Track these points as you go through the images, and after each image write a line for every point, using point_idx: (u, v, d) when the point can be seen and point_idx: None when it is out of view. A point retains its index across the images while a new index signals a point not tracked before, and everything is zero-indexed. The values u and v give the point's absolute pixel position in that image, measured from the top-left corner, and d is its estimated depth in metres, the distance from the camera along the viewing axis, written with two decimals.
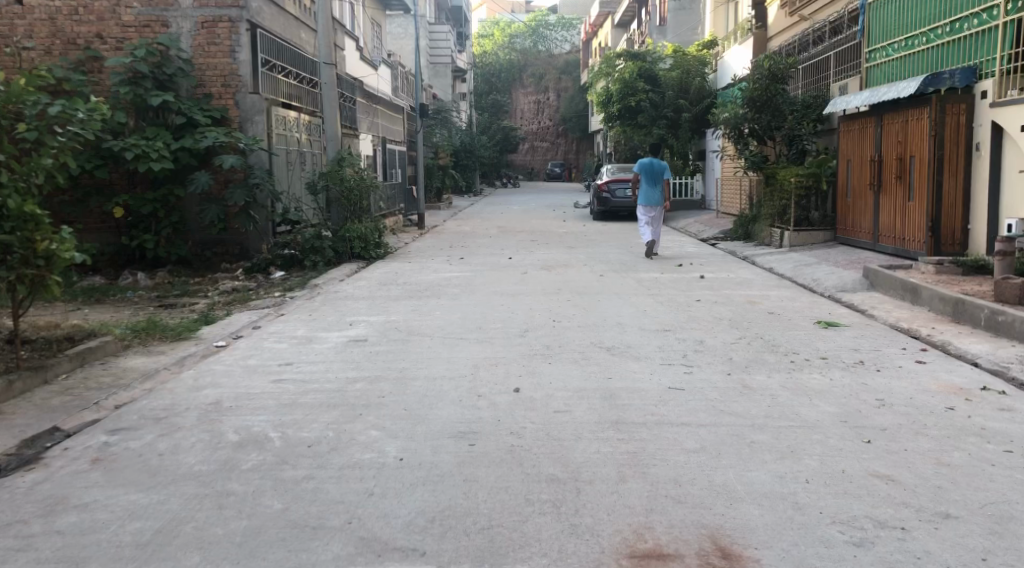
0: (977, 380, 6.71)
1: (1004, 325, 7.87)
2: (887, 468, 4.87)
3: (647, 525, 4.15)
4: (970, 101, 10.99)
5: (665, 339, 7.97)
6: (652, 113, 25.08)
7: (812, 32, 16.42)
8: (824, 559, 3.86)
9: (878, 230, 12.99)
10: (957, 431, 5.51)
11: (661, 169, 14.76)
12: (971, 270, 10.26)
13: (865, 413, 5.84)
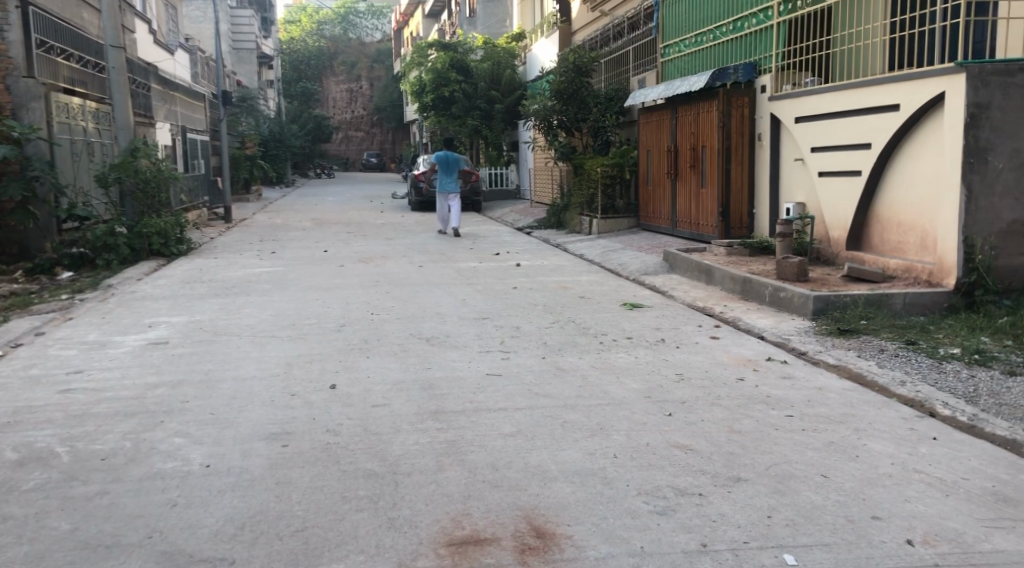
0: (764, 351, 7.31)
1: (785, 300, 8.59)
2: (687, 438, 5.22)
3: (465, 512, 4.25)
4: (752, 95, 11.91)
5: (482, 327, 8.12)
6: (465, 105, 25.13)
7: (612, 27, 17.19)
8: (630, 529, 4.09)
9: (676, 217, 13.77)
10: (747, 400, 5.99)
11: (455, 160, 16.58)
12: (756, 251, 11.11)
13: (667, 388, 6.22)
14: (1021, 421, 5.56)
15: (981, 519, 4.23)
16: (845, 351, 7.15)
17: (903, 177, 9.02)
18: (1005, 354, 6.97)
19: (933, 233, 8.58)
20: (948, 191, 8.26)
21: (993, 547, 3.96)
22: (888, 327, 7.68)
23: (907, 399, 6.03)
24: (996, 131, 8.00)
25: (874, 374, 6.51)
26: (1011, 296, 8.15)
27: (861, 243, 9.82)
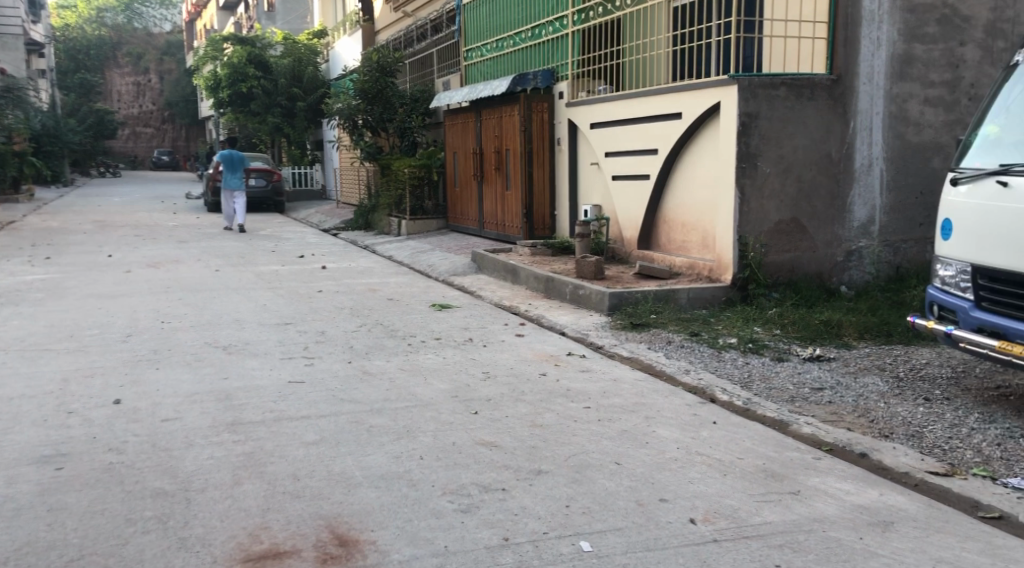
0: (565, 347, 7.60)
1: (584, 298, 8.96)
2: (491, 435, 5.35)
3: (264, 525, 4.15)
4: (551, 100, 12.30)
5: (284, 332, 7.93)
6: (265, 101, 24.42)
7: (415, 28, 17.27)
8: (434, 529, 4.15)
9: (482, 218, 14.02)
10: (549, 394, 6.21)
11: (241, 158, 16.77)
12: (558, 251, 11.51)
13: (473, 387, 6.34)
14: (787, 403, 6.12)
15: (753, 494, 4.62)
16: (638, 343, 7.57)
17: (686, 181, 9.64)
18: (774, 342, 7.64)
19: (712, 232, 9.23)
20: (724, 194, 8.90)
21: (763, 520, 4.34)
22: (675, 320, 8.21)
23: (691, 386, 6.48)
24: (765, 139, 8.73)
25: (663, 365, 6.95)
26: (779, 290, 8.92)
27: (650, 243, 10.41)
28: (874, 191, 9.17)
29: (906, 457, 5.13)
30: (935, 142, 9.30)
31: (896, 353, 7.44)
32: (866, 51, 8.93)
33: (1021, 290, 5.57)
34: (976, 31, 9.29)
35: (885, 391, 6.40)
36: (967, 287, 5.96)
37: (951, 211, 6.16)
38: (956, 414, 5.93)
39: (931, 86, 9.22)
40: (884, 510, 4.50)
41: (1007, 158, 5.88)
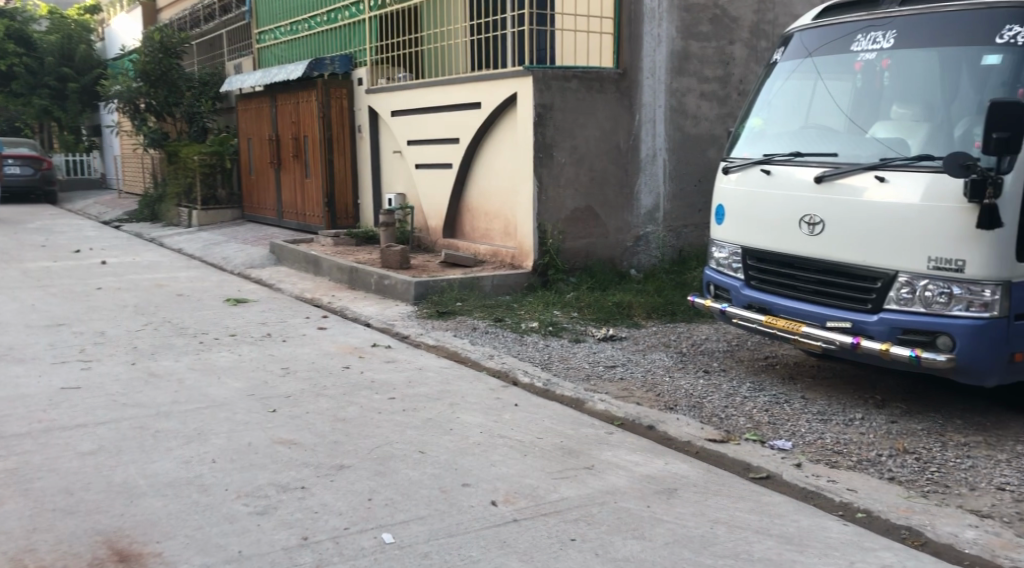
0: (368, 338, 7.55)
1: (389, 287, 8.93)
2: (290, 432, 5.24)
3: (29, 548, 3.88)
4: (350, 86, 12.13)
5: (56, 335, 7.38)
6: (29, 81, 22.42)
7: (201, 8, 16.46)
8: (226, 535, 4.02)
9: (281, 207, 13.64)
10: (352, 387, 6.16)
11: None
12: (361, 241, 11.39)
13: (271, 383, 6.19)
14: (583, 381, 6.40)
15: (551, 472, 4.81)
16: (443, 331, 7.65)
17: (487, 171, 9.81)
18: (572, 325, 7.94)
19: (513, 221, 9.44)
20: (523, 183, 9.13)
21: (560, 496, 4.52)
22: (479, 307, 8.35)
23: (494, 370, 6.64)
24: (559, 130, 9.02)
25: (467, 351, 7.06)
26: (575, 274, 9.26)
27: (454, 231, 10.51)
28: (659, 179, 9.73)
29: (689, 427, 5.50)
30: (710, 134, 10.01)
31: (681, 330, 7.95)
32: (647, 46, 9.42)
33: (784, 270, 6.10)
34: (743, 31, 10.05)
35: (671, 366, 6.83)
36: (738, 267, 6.46)
37: (723, 198, 6.62)
38: (731, 384, 6.42)
39: (706, 82, 9.88)
40: (669, 479, 4.80)
41: (770, 149, 6.37)
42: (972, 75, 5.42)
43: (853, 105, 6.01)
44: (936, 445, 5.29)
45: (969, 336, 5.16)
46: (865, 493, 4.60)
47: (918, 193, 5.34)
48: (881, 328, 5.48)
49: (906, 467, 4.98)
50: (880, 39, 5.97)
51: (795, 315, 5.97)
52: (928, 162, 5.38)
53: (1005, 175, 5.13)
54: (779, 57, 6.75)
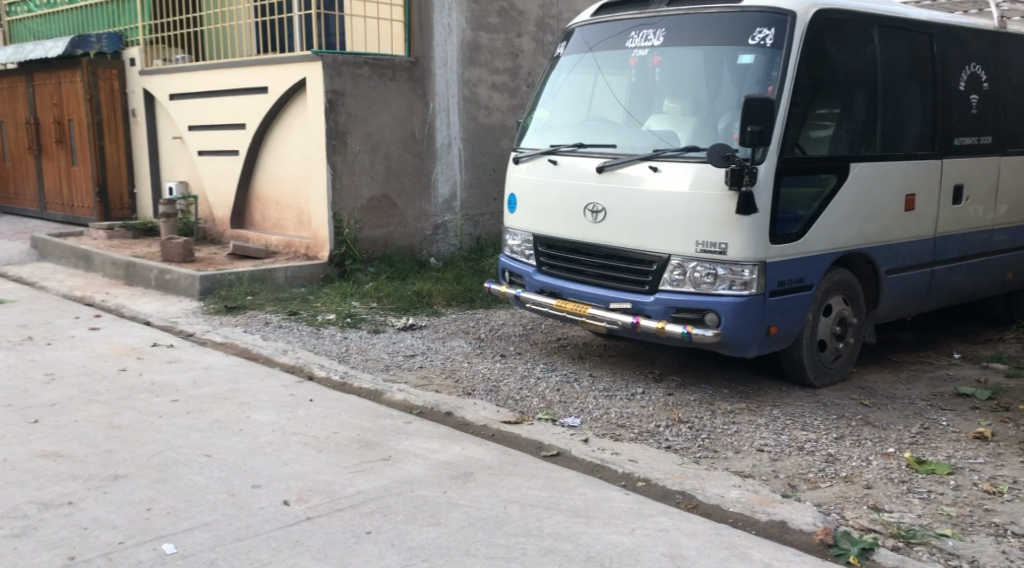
0: (147, 338, 7.18)
1: (171, 283, 8.52)
2: (54, 444, 4.91)
3: None
4: (121, 67, 11.38)
5: None
6: None
7: None
8: None
9: (44, 197, 12.62)
10: (128, 391, 5.85)
11: None
12: (140, 233, 10.77)
13: (33, 392, 5.76)
14: (381, 372, 6.41)
15: (346, 466, 4.80)
16: (232, 327, 7.39)
17: (277, 159, 9.55)
18: (371, 315, 7.93)
19: (306, 210, 9.26)
20: (315, 172, 8.97)
21: (355, 490, 4.53)
22: (272, 300, 8.14)
23: (288, 365, 6.52)
24: (352, 117, 8.93)
25: (259, 347, 6.88)
26: (373, 264, 9.21)
27: (245, 221, 10.16)
28: (455, 168, 9.86)
29: (485, 411, 5.65)
30: (502, 124, 10.27)
31: (478, 317, 8.12)
32: (438, 35, 9.50)
33: (572, 255, 6.38)
34: (530, 24, 10.36)
35: (469, 352, 6.98)
36: (530, 254, 6.69)
37: (514, 187, 6.82)
38: (526, 366, 6.66)
39: (496, 73, 10.11)
40: (465, 464, 4.92)
41: (555, 140, 6.61)
42: (732, 73, 5.84)
43: (630, 98, 6.29)
44: (707, 413, 5.74)
45: (734, 312, 5.63)
46: (644, 463, 4.91)
47: (687, 181, 5.72)
48: (658, 308, 5.86)
49: (681, 436, 5.37)
50: (651, 37, 6.33)
51: (582, 298, 6.26)
52: (694, 153, 5.74)
53: (758, 165, 5.60)
54: (562, 52, 6.99)
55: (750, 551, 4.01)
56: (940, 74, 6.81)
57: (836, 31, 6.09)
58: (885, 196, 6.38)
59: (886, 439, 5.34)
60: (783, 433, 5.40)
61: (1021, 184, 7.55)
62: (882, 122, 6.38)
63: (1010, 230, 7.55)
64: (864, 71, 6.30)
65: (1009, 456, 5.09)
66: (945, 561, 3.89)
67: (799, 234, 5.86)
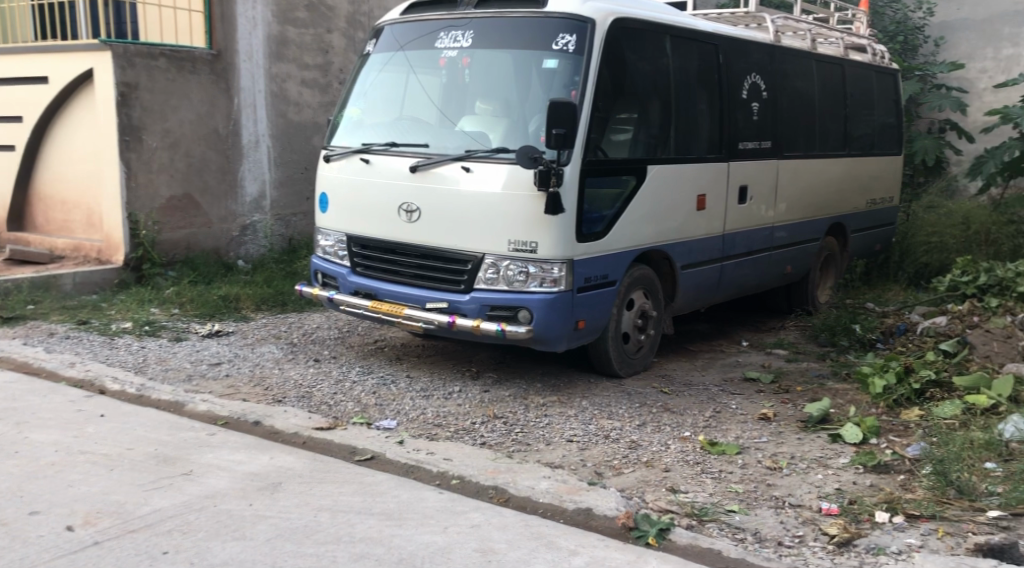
0: None
1: None
2: None
3: None
4: None
5: None
6: None
7: None
8: None
9: None
10: None
11: None
12: None
13: None
14: (182, 383, 6.13)
15: (142, 484, 4.56)
16: (10, 340, 6.84)
17: (63, 156, 8.91)
18: (172, 323, 7.56)
19: (98, 211, 8.70)
20: (106, 171, 8.44)
21: (150, 509, 4.31)
22: (58, 309, 7.60)
23: (77, 380, 6.11)
24: (147, 112, 8.45)
25: (41, 360, 6.40)
26: (175, 267, 8.76)
27: (25, 223, 9.40)
28: (263, 167, 9.57)
29: (296, 418, 5.53)
30: (313, 122, 10.07)
31: (290, 320, 7.93)
32: (242, 28, 9.20)
33: (387, 255, 6.35)
34: (340, 20, 10.21)
35: (279, 357, 6.81)
36: (343, 254, 6.59)
37: (326, 186, 6.70)
38: (341, 370, 6.56)
39: (306, 69, 9.90)
40: (273, 474, 4.79)
41: (366, 138, 6.54)
42: (540, 76, 5.99)
43: (442, 99, 6.26)
44: (520, 408, 5.88)
45: (543, 308, 5.80)
46: (458, 461, 4.96)
47: (498, 182, 5.82)
48: (473, 307, 5.92)
49: (495, 431, 5.47)
50: (460, 39, 6.34)
51: (397, 298, 6.23)
52: (504, 154, 5.86)
53: (564, 166, 5.79)
54: (371, 49, 6.90)
55: (557, 540, 4.14)
56: (725, 83, 7.29)
57: (632, 40, 6.38)
58: (679, 197, 6.76)
59: (683, 424, 5.67)
60: (591, 423, 5.61)
61: (796, 185, 8.21)
62: (676, 127, 6.75)
63: (788, 226, 8.22)
64: (658, 79, 6.64)
65: (789, 433, 5.53)
66: (733, 535, 4.18)
67: (603, 233, 6.11)
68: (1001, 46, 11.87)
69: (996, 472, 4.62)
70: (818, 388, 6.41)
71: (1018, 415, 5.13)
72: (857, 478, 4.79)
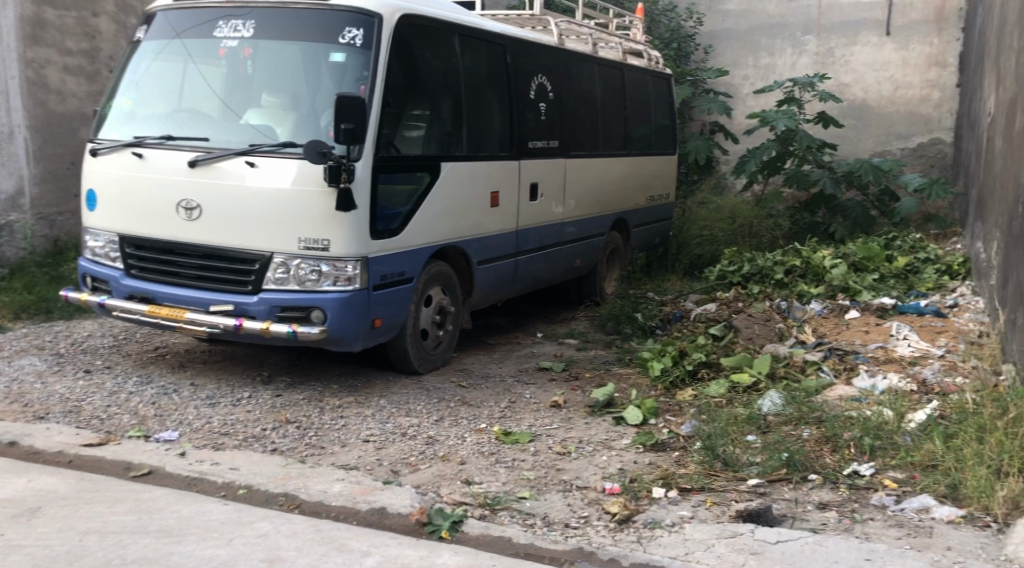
0: None
1: None
2: None
3: None
4: None
5: None
6: None
7: None
8: None
9: None
10: None
11: None
12: None
13: None
14: None
15: None
16: None
17: None
18: None
19: None
20: None
21: None
22: None
23: None
24: None
25: None
26: None
27: None
28: (20, 161, 8.77)
29: (61, 436, 5.11)
30: (79, 112, 9.34)
31: (56, 329, 7.33)
32: None
33: (165, 256, 5.99)
34: (107, 4, 9.54)
35: (43, 370, 6.27)
36: (116, 256, 6.17)
37: (93, 182, 6.23)
38: (116, 381, 6.14)
39: (68, 55, 9.17)
40: (31, 498, 4.40)
41: (140, 131, 6.14)
42: (329, 70, 5.85)
43: (224, 91, 5.98)
44: (314, 411, 5.74)
45: (336, 308, 5.69)
46: (245, 470, 4.78)
47: (287, 179, 5.65)
48: (261, 308, 5.71)
49: (287, 436, 5.32)
50: (240, 28, 6.06)
51: (178, 302, 5.91)
52: (292, 149, 5.70)
53: (355, 162, 5.71)
54: (142, 36, 6.47)
55: (349, 542, 4.08)
56: (513, 83, 7.46)
57: (421, 37, 6.39)
58: (472, 194, 6.84)
59: (479, 416, 5.75)
60: (387, 422, 5.58)
61: (583, 182, 8.54)
62: (467, 125, 6.82)
63: (576, 222, 8.53)
64: (448, 77, 6.69)
65: (578, 419, 5.75)
66: (523, 521, 4.29)
67: (397, 230, 6.07)
68: (761, 55, 12.95)
69: (756, 443, 5.03)
70: (604, 374, 6.71)
71: (775, 390, 5.62)
72: (638, 457, 5.05)
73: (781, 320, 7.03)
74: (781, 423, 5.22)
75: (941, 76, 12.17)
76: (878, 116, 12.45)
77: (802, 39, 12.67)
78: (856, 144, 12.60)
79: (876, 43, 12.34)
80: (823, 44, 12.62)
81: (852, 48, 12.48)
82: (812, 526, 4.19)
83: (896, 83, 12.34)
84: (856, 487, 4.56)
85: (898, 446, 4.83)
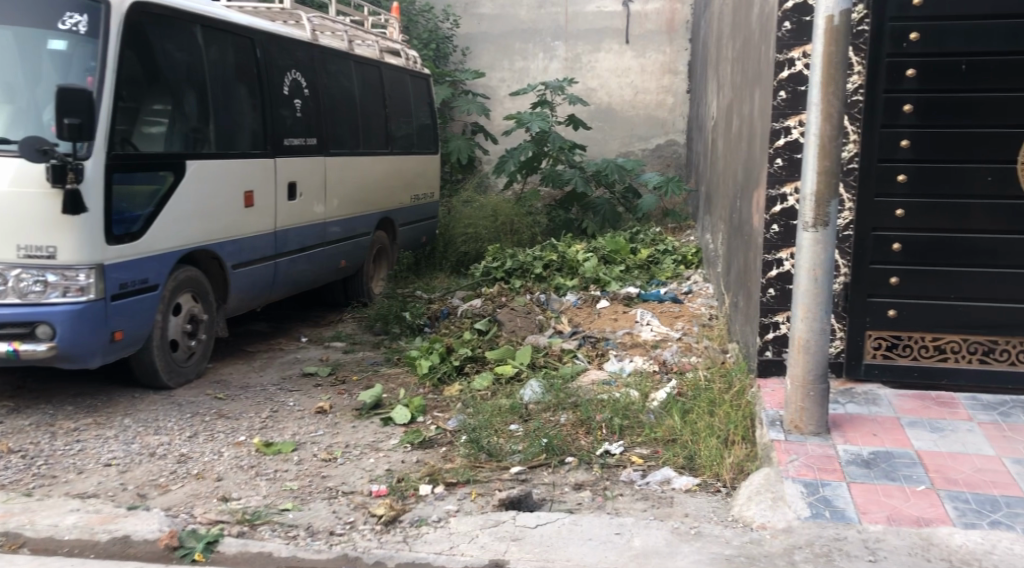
0: None
1: None
2: None
3: None
4: None
5: None
6: None
7: None
8: None
9: None
10: None
11: None
12: None
13: None
14: None
15: None
16: None
17: None
18: None
19: None
20: None
21: None
22: None
23: None
24: None
25: None
26: None
27: None
28: None
29: None
30: None
31: None
32: None
33: None
34: None
35: None
36: None
37: None
38: None
39: None
40: None
41: None
42: (51, 61, 5.35)
43: None
44: (44, 437, 5.24)
45: (68, 322, 5.22)
46: None
47: (5, 180, 5.14)
48: None
49: (9, 468, 4.81)
50: None
51: None
52: (4, 146, 5.22)
53: (83, 161, 5.26)
54: None
55: None
56: (265, 80, 7.19)
57: (160, 27, 5.99)
58: (223, 194, 6.52)
59: (237, 428, 5.49)
60: (132, 442, 5.20)
61: (344, 183, 8.39)
62: (214, 122, 6.49)
63: (339, 222, 8.37)
64: (192, 71, 6.33)
65: (344, 423, 5.64)
66: (285, 534, 4.15)
67: (138, 233, 5.67)
68: (515, 59, 13.35)
69: (518, 432, 5.18)
70: (371, 375, 6.64)
71: (535, 380, 5.81)
72: (405, 456, 5.04)
73: (540, 312, 7.27)
74: (540, 411, 5.41)
75: (673, 82, 13.16)
76: (622, 119, 13.22)
77: (552, 44, 13.19)
78: (604, 145, 13.31)
79: (617, 50, 13.09)
80: (571, 50, 13.21)
81: (596, 54, 13.16)
82: (569, 507, 4.37)
83: (636, 89, 13.17)
84: (607, 466, 4.81)
85: (643, 424, 5.14)
